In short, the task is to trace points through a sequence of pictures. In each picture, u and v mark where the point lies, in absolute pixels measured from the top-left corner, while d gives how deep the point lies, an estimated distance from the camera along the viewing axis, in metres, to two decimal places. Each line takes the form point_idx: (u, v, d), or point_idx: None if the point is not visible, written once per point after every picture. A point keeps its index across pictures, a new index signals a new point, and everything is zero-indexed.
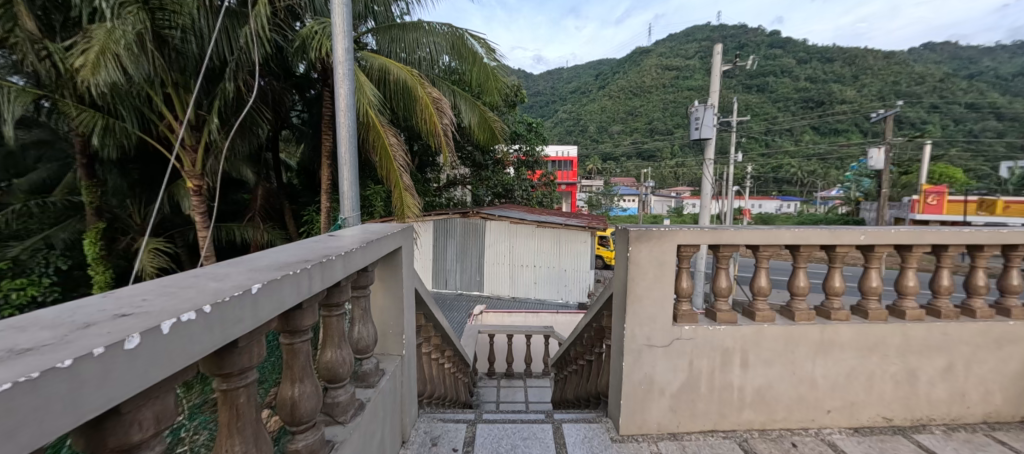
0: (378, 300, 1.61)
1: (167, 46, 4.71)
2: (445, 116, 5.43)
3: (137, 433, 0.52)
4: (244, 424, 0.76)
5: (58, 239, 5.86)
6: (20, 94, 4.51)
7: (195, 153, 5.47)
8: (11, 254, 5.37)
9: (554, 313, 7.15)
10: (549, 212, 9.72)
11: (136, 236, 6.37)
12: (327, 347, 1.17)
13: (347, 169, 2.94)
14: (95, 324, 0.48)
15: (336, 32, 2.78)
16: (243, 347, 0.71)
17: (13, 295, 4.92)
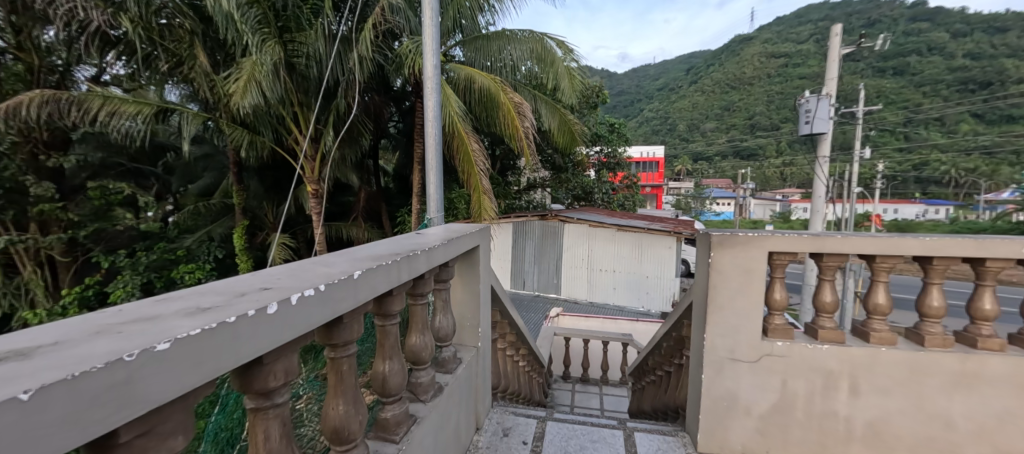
0: (457, 294, 1.75)
1: (295, 71, 5.47)
2: (527, 119, 5.55)
3: (272, 381, 0.67)
4: (346, 388, 0.91)
5: (217, 232, 7.34)
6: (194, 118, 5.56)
7: (314, 161, 6.30)
8: (186, 244, 6.79)
9: (634, 321, 6.95)
10: (631, 215, 9.44)
11: (269, 232, 7.57)
12: (412, 332, 1.32)
13: (433, 174, 3.18)
14: (248, 293, 0.63)
15: (426, 45, 3.03)
16: (347, 323, 0.86)
17: (185, 278, 6.27)
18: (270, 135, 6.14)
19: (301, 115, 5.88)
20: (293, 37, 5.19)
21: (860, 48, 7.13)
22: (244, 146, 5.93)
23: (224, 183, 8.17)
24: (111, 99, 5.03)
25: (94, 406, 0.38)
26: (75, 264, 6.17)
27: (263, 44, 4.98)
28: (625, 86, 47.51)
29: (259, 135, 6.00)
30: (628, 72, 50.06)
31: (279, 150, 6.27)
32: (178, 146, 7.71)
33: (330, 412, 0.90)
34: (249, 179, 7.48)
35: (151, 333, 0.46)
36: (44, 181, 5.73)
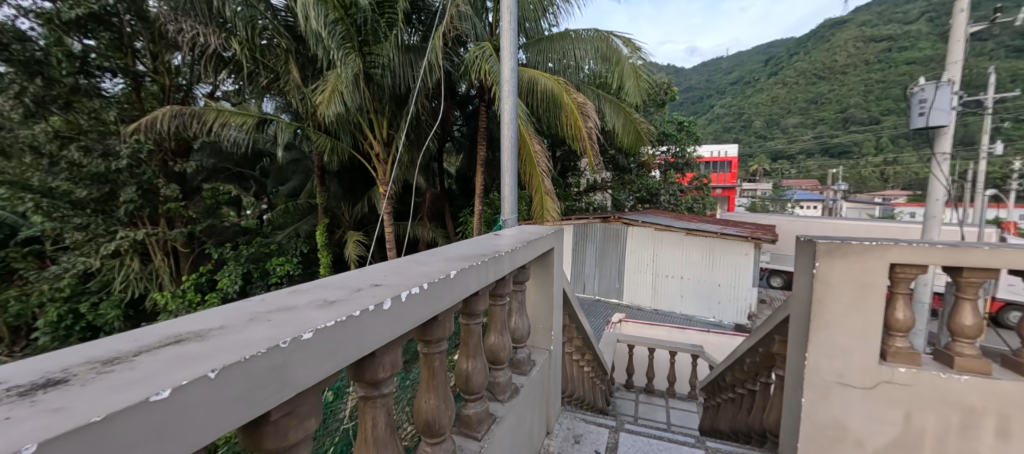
0: (531, 298, 1.75)
1: (373, 82, 5.81)
2: (591, 120, 5.48)
3: (381, 373, 0.71)
4: (437, 383, 0.95)
5: (303, 229, 8.39)
6: (286, 127, 6.15)
7: (385, 164, 6.66)
8: (278, 240, 8.06)
9: (704, 332, 6.57)
10: (701, 219, 8.92)
11: (345, 230, 8.17)
12: (492, 332, 1.33)
13: (507, 175, 3.21)
14: (366, 288, 0.70)
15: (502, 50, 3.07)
16: (441, 320, 0.89)
17: (277, 269, 7.54)
18: (348, 140, 6.61)
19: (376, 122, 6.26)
20: (371, 50, 5.50)
21: (993, 26, 6.05)
22: (327, 152, 6.52)
23: (310, 186, 9.07)
24: (223, 112, 5.69)
25: (257, 386, 0.48)
26: (193, 255, 7.48)
27: (346, 58, 5.33)
28: (696, 81, 45.25)
29: (339, 140, 6.50)
30: (699, 67, 47.63)
31: (356, 155, 6.72)
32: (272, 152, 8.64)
33: (423, 405, 0.93)
34: (329, 181, 8.12)
35: (293, 324, 0.56)
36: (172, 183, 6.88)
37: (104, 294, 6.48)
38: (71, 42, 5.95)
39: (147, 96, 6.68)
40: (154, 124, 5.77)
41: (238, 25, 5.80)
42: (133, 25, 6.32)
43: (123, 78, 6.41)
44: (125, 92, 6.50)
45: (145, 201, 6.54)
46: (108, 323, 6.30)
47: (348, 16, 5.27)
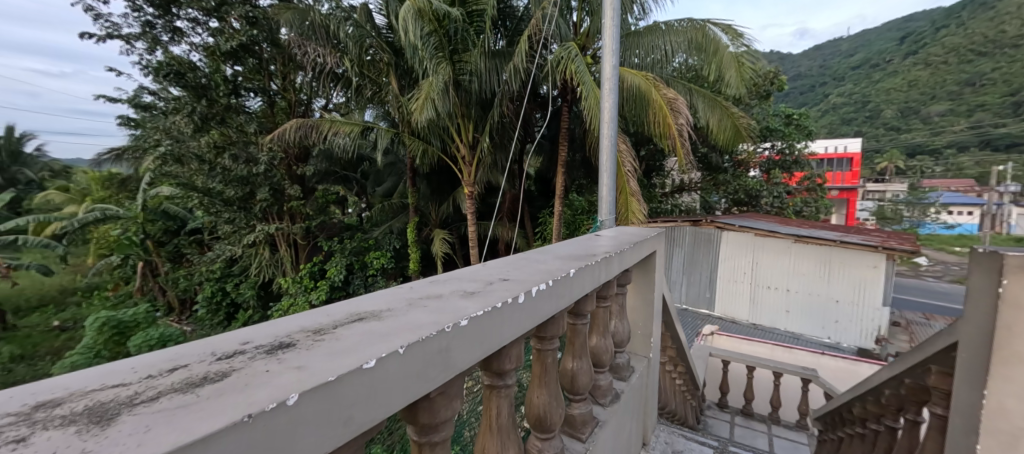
0: (631, 302, 1.72)
1: (462, 87, 5.96)
2: (682, 116, 5.09)
3: (508, 363, 0.95)
4: (549, 377, 1.16)
5: (395, 227, 8.98)
6: (385, 133, 6.72)
7: (470, 166, 6.83)
8: (375, 236, 8.88)
9: (818, 354, 5.78)
10: (812, 223, 7.86)
11: (431, 228, 8.59)
12: (594, 336, 1.41)
13: (606, 176, 3.25)
14: (480, 290, 0.94)
15: (606, 49, 3.21)
16: (555, 322, 1.13)
17: (374, 262, 8.39)
18: (438, 143, 6.86)
19: (463, 127, 6.47)
20: (461, 58, 5.74)
21: None
22: (419, 156, 6.92)
23: (402, 187, 9.70)
24: (336, 122, 6.53)
25: (428, 364, 0.66)
26: (307, 247, 8.80)
27: (438, 66, 5.57)
28: (807, 70, 40.49)
29: (429, 144, 6.82)
30: (813, 53, 42.48)
31: (445, 158, 6.94)
32: (371, 157, 9.47)
33: (537, 395, 1.15)
34: (419, 182, 8.59)
35: (452, 313, 0.76)
36: (296, 186, 8.18)
37: (244, 277, 8.79)
38: (227, 69, 7.31)
39: (279, 111, 8.05)
40: (284, 135, 6.85)
41: (349, 46, 6.46)
42: (269, 52, 7.53)
43: (261, 97, 7.79)
44: (262, 108, 7.88)
45: (274, 199, 7.95)
46: (246, 299, 8.49)
47: (442, 27, 5.53)
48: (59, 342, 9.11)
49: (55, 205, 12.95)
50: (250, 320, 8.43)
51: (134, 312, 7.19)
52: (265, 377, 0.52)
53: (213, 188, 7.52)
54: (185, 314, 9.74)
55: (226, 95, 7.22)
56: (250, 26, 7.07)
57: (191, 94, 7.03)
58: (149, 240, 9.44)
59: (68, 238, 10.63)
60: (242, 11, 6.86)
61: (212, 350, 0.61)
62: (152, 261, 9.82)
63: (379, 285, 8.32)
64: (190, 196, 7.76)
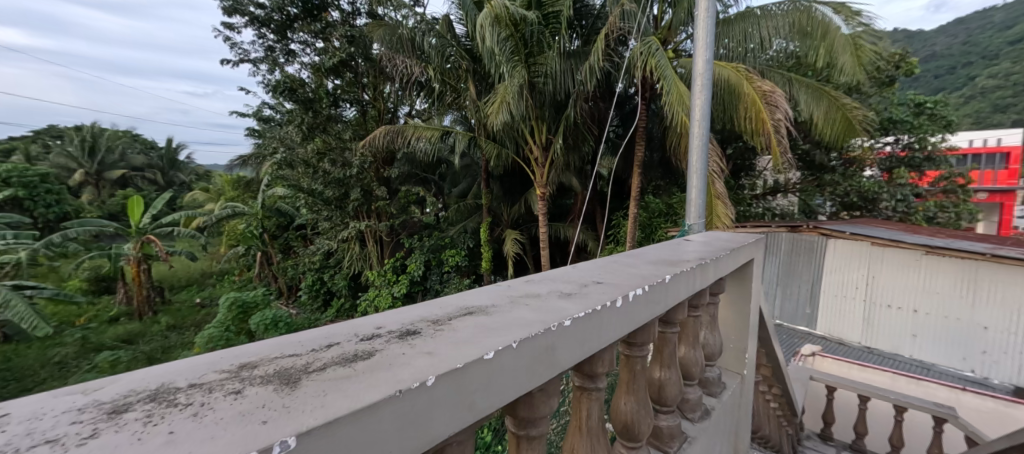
0: (723, 312, 1.61)
1: (536, 89, 5.87)
2: (780, 111, 4.52)
3: (604, 367, 0.93)
4: (638, 384, 1.07)
5: (468, 227, 9.07)
6: (463, 137, 6.88)
7: (543, 166, 6.72)
8: (451, 235, 9.05)
9: (955, 389, 4.79)
10: (946, 231, 6.60)
11: (504, 227, 8.68)
12: (684, 344, 1.30)
13: (696, 177, 2.96)
14: (578, 291, 0.95)
15: (700, 42, 2.89)
16: (648, 327, 1.04)
17: (449, 259, 8.59)
18: (512, 146, 6.94)
19: (537, 129, 6.32)
20: (537, 60, 5.59)
21: None
22: (494, 157, 7.03)
23: (477, 189, 9.81)
24: (417, 128, 6.94)
25: (535, 361, 0.71)
26: (391, 244, 9.24)
27: (515, 70, 5.56)
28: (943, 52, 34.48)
29: (504, 148, 6.99)
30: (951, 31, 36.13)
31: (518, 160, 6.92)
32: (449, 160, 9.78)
33: (624, 401, 1.07)
34: (494, 184, 8.73)
35: (555, 313, 0.80)
36: (382, 187, 8.68)
37: (338, 269, 9.49)
38: (328, 83, 8.08)
39: (370, 119, 8.59)
40: (373, 141, 7.36)
41: (433, 57, 6.78)
42: (363, 67, 8.10)
43: (354, 106, 8.45)
44: (356, 116, 8.50)
45: (364, 199, 8.50)
46: (339, 288, 9.27)
47: (518, 31, 5.39)
48: (199, 316, 10.71)
49: (198, 203, 15.29)
50: (342, 308, 9.20)
51: (256, 296, 8.58)
52: (404, 358, 0.61)
53: (316, 189, 8.31)
54: (291, 299, 10.88)
55: (327, 107, 8.05)
56: (349, 44, 7.66)
57: (300, 107, 7.93)
58: (265, 234, 10.74)
59: (207, 230, 12.49)
60: (342, 31, 7.53)
61: (356, 332, 0.75)
62: (269, 251, 11.16)
63: (454, 282, 8.52)
64: (299, 196, 8.73)
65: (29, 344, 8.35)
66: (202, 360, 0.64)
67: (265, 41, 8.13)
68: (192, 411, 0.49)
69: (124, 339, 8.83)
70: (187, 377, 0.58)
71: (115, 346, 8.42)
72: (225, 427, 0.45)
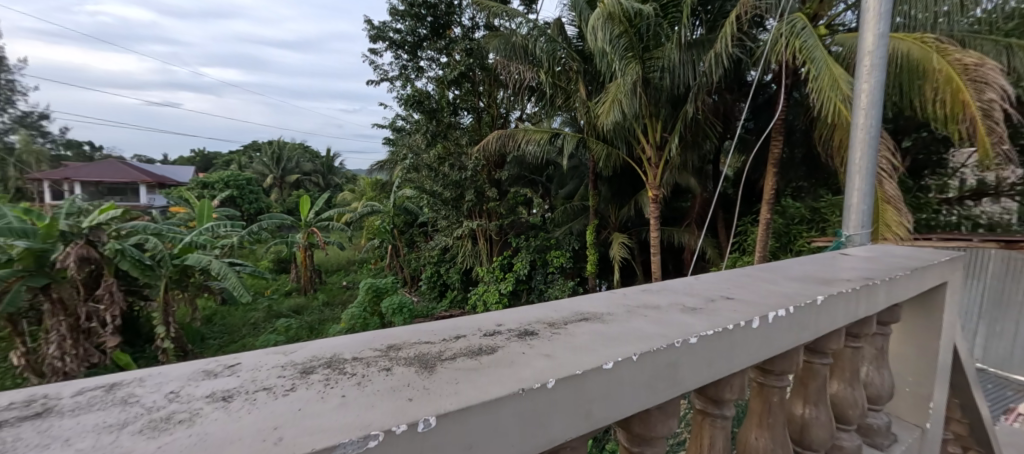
0: (897, 347, 1.42)
1: (651, 85, 5.56)
2: (993, 89, 3.51)
3: (730, 394, 0.87)
4: (772, 420, 1.00)
5: (575, 228, 9.15)
6: (572, 138, 6.76)
7: (656, 167, 6.42)
8: (557, 236, 9.09)
9: None
10: None
11: (611, 230, 8.64)
12: (837, 381, 1.19)
13: (855, 180, 2.30)
14: (701, 305, 0.94)
15: (868, 14, 2.21)
16: (789, 357, 0.96)
17: (555, 260, 8.70)
18: (624, 146, 6.84)
19: (651, 127, 6.04)
20: (652, 55, 5.40)
21: None
22: (603, 158, 6.95)
23: (584, 191, 9.71)
24: (527, 131, 7.26)
25: (656, 378, 0.70)
26: (499, 244, 9.60)
27: (627, 65, 5.33)
28: None
29: (616, 149, 6.92)
30: None
31: (629, 160, 6.76)
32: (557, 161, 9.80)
33: (755, 437, 1.01)
34: (602, 185, 8.64)
35: (680, 329, 0.78)
36: (494, 189, 9.18)
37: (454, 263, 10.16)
38: (450, 94, 8.71)
39: (484, 125, 9.11)
40: (487, 144, 7.83)
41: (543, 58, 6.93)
42: (480, 76, 8.63)
43: (470, 113, 8.98)
44: (472, 122, 9.06)
45: (477, 200, 9.07)
46: (453, 281, 9.92)
47: (633, 27, 5.26)
48: (345, 295, 12.43)
49: (347, 202, 17.82)
50: (455, 298, 9.89)
51: (387, 283, 9.59)
52: (527, 360, 0.68)
53: (436, 191, 9.02)
54: (414, 288, 12.04)
55: (448, 115, 8.68)
56: (468, 56, 8.28)
57: (426, 117, 8.66)
58: (394, 230, 12.02)
59: (353, 225, 14.47)
60: (463, 45, 8.13)
61: (483, 326, 0.93)
62: (398, 244, 12.47)
63: (558, 283, 8.65)
64: (422, 197, 9.50)
65: (236, 307, 10.64)
66: (368, 338, 0.88)
67: (399, 61, 9.00)
68: (357, 382, 0.64)
69: (292, 310, 10.75)
70: (352, 352, 0.79)
71: (289, 315, 10.31)
72: (378, 403, 0.55)
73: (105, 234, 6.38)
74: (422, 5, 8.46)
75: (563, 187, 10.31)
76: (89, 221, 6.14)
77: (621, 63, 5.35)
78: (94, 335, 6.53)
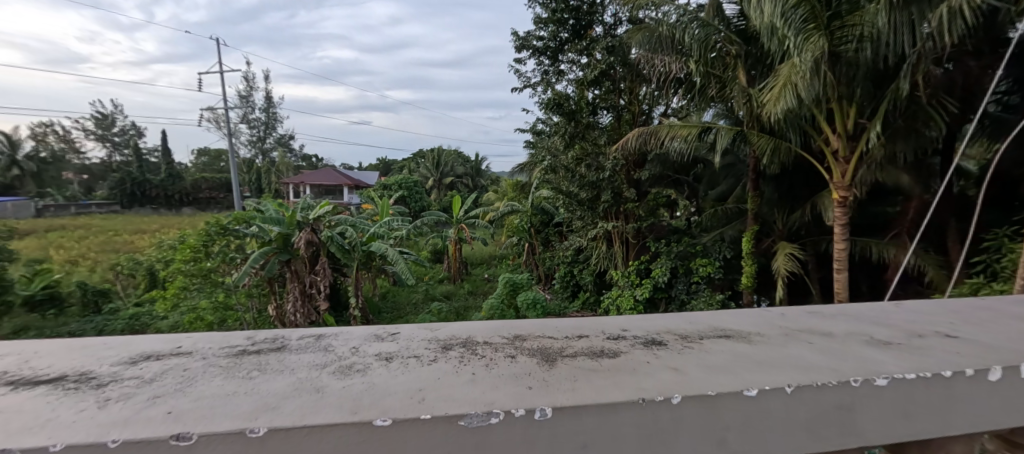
0: None
1: (841, 61, 5.34)
2: None
3: None
4: None
5: (728, 234, 8.62)
6: (727, 132, 6.82)
7: (846, 163, 6.19)
8: (704, 242, 8.67)
9: None
10: None
11: (775, 240, 8.30)
12: None
13: None
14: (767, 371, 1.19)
15: None
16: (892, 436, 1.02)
17: (700, 269, 8.16)
18: (797, 138, 6.67)
19: (838, 110, 5.98)
20: (843, 22, 5.08)
21: None
22: (769, 153, 6.71)
23: (739, 190, 9.13)
24: (673, 127, 7.01)
25: (704, 428, 0.94)
26: (637, 247, 9.38)
27: (806, 41, 5.13)
28: None
29: (787, 141, 6.70)
30: None
31: (804, 153, 6.66)
32: (708, 159, 9.47)
33: None
34: (765, 184, 8.35)
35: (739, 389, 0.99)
36: (632, 189, 8.95)
37: (587, 265, 10.23)
38: (589, 94, 8.76)
39: (624, 123, 9.05)
40: (626, 145, 7.80)
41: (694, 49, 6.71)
42: (621, 73, 8.57)
43: (610, 112, 8.95)
44: (611, 121, 9.04)
45: (615, 200, 8.99)
46: (586, 283, 10.06)
47: None
48: (488, 286, 13.57)
49: (491, 201, 19.30)
50: (588, 300, 10.02)
51: (523, 278, 10.19)
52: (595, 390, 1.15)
53: (572, 191, 9.18)
54: (549, 285, 12.55)
55: (587, 116, 8.72)
56: (609, 54, 8.30)
57: (565, 119, 8.82)
58: (532, 228, 12.64)
59: (495, 222, 15.63)
60: (604, 44, 8.17)
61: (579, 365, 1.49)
62: (534, 243, 13.06)
63: (703, 295, 8.11)
64: (559, 197, 9.75)
65: (402, 288, 12.53)
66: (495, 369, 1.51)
67: (541, 66, 9.42)
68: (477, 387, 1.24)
69: (444, 294, 12.25)
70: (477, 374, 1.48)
71: (441, 299, 11.78)
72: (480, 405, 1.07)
73: (322, 224, 8.30)
74: (566, 10, 8.72)
75: (714, 188, 9.78)
76: (313, 214, 8.10)
77: (799, 45, 5.18)
78: (313, 299, 8.36)
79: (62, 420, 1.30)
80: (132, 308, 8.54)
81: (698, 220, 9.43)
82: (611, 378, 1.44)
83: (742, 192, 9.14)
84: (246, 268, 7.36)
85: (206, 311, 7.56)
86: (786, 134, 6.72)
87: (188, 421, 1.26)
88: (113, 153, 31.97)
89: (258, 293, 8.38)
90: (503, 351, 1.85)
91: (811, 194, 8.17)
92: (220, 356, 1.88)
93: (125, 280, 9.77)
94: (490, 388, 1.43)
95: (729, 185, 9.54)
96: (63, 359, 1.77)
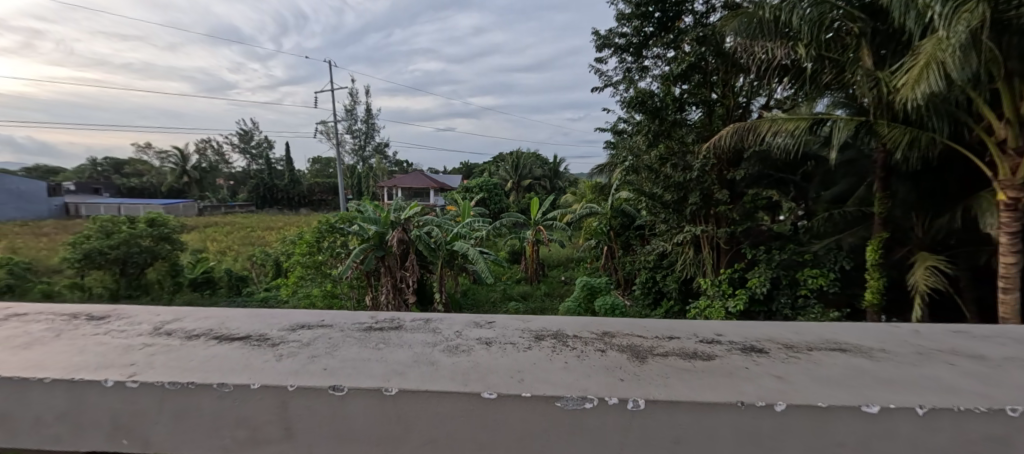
0: None
1: (1010, 30, 4.83)
2: None
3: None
4: None
5: (846, 242, 7.90)
6: (848, 123, 6.17)
7: (1019, 157, 5.37)
8: (813, 250, 8.03)
9: None
10: None
11: (913, 250, 7.47)
12: None
13: None
14: (786, 382, 1.53)
15: None
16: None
17: (809, 281, 7.67)
18: (945, 128, 5.95)
19: (1007, 90, 5.26)
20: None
21: None
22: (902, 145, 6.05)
23: (862, 191, 8.28)
24: (777, 121, 6.54)
25: (715, 426, 1.34)
26: (729, 253, 8.94)
27: (958, 11, 4.59)
28: None
29: (929, 132, 5.95)
30: None
31: (956, 145, 5.93)
32: (821, 156, 8.77)
33: None
34: (899, 184, 7.44)
35: (751, 397, 1.38)
36: (724, 189, 8.47)
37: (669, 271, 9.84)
38: (676, 89, 8.51)
39: (716, 118, 8.65)
40: (720, 142, 7.48)
41: (802, 30, 6.35)
42: (714, 64, 8.15)
43: (700, 108, 8.63)
44: (701, 118, 8.74)
45: (704, 203, 8.57)
46: (670, 290, 9.63)
47: None
48: (564, 289, 13.63)
49: (569, 203, 19.30)
50: (671, 309, 9.54)
51: (601, 282, 10.12)
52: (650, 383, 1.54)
53: (656, 193, 8.87)
54: (628, 291, 12.15)
55: (673, 112, 8.52)
56: (699, 45, 7.87)
57: (649, 116, 8.63)
58: (612, 231, 12.42)
59: (573, 225, 15.64)
60: (694, 35, 7.78)
61: (640, 355, 1.84)
62: (614, 246, 12.84)
63: (812, 310, 7.59)
64: (641, 199, 9.55)
65: (482, 286, 13.08)
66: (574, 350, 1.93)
67: (623, 64, 9.34)
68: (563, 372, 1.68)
69: (521, 295, 12.56)
70: (560, 353, 1.87)
71: (519, 300, 12.10)
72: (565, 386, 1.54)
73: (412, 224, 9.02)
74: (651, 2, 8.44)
75: (826, 189, 8.99)
76: (405, 215, 8.86)
77: (947, 15, 4.68)
78: (401, 293, 8.90)
79: (255, 366, 1.65)
80: (263, 292, 10.05)
81: (806, 225, 8.67)
82: (709, 379, 1.55)
83: (866, 193, 8.22)
84: (349, 261, 8.28)
85: (317, 298, 8.84)
86: (927, 123, 5.98)
87: (340, 375, 1.56)
88: (248, 162, 37.75)
89: (358, 284, 9.26)
90: (593, 345, 2.00)
91: (961, 190, 7.13)
92: (353, 329, 2.25)
93: (258, 269, 11.50)
94: (584, 376, 1.58)
95: (848, 186, 8.68)
96: (246, 323, 2.27)
